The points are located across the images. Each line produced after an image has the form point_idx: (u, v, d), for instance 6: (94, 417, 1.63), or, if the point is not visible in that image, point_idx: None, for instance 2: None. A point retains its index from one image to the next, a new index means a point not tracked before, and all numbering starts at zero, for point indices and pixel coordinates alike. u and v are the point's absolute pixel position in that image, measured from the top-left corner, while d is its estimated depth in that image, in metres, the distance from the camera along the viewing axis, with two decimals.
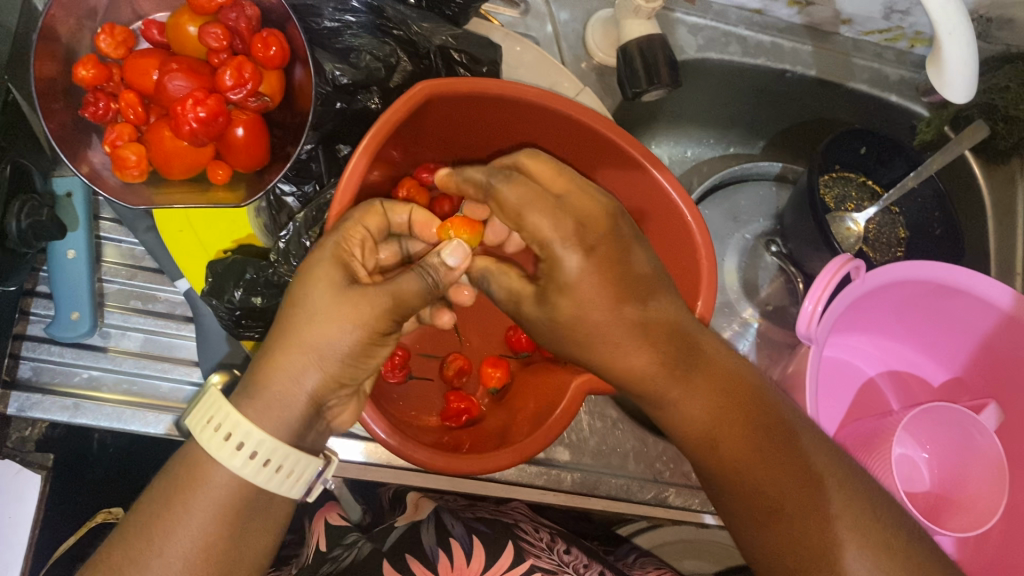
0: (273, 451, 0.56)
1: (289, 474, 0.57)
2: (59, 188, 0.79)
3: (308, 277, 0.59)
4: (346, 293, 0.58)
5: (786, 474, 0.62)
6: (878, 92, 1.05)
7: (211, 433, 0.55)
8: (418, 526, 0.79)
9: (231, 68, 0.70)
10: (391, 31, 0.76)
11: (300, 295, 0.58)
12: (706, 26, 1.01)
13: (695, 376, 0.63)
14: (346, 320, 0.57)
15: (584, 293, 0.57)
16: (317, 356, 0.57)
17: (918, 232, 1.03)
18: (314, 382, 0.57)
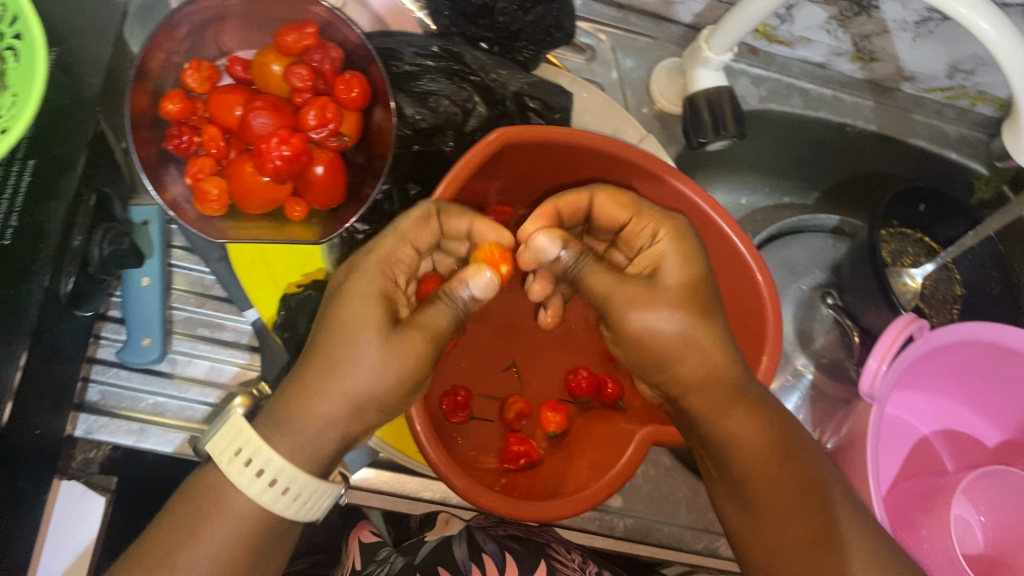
0: (301, 486, 0.57)
1: (312, 503, 0.59)
2: (137, 216, 0.80)
3: (342, 309, 0.59)
4: (386, 339, 0.58)
5: (817, 522, 0.60)
6: (938, 149, 1.05)
7: (237, 464, 0.56)
8: (449, 542, 0.82)
9: (316, 108, 0.72)
10: (469, 76, 0.77)
11: (339, 329, 0.58)
12: (769, 78, 1.02)
13: (745, 409, 0.65)
14: (375, 365, 0.57)
15: (663, 285, 0.64)
16: (344, 397, 0.58)
17: (974, 290, 1.04)
18: (343, 409, 0.58)
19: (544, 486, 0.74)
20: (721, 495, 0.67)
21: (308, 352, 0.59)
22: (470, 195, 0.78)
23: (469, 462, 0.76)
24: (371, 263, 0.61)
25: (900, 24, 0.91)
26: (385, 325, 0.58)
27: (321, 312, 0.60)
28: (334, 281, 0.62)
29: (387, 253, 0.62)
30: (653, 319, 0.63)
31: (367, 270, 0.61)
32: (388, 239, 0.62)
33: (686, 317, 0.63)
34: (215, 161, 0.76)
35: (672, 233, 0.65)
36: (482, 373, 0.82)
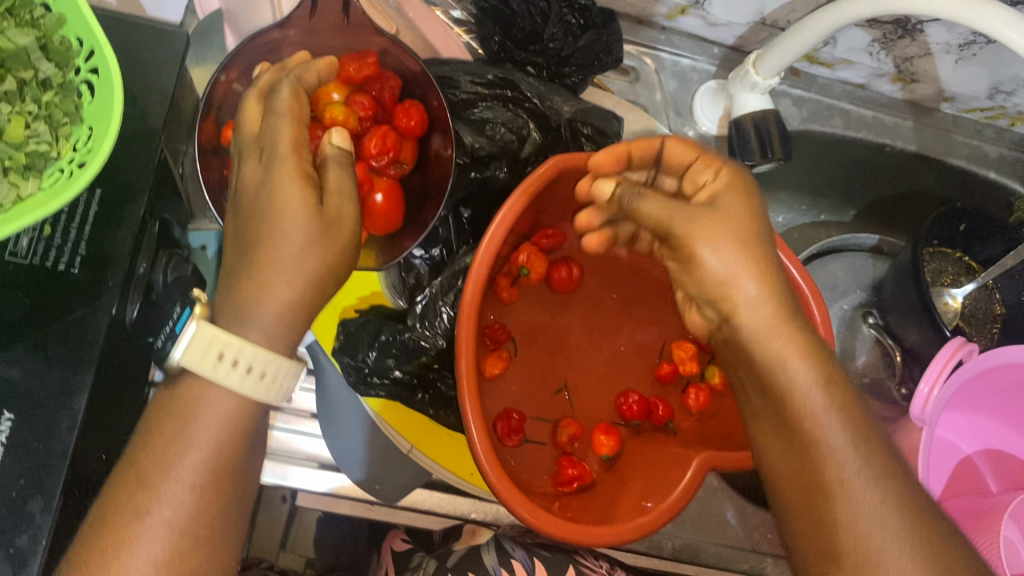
0: (269, 366, 0.56)
1: (279, 384, 0.57)
2: (195, 241, 0.82)
3: (263, 198, 0.58)
4: (298, 203, 0.57)
5: (852, 474, 0.52)
6: (977, 168, 1.06)
7: (211, 360, 0.54)
8: (478, 550, 0.83)
9: (377, 137, 0.73)
10: (524, 103, 0.78)
11: (263, 207, 0.57)
12: (810, 99, 1.03)
13: (790, 335, 0.54)
14: (289, 213, 0.57)
15: (704, 226, 0.56)
16: (301, 277, 0.57)
17: (1015, 310, 1.04)
18: (290, 278, 0.57)
19: (596, 510, 0.74)
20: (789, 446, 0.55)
21: (243, 248, 0.58)
22: (524, 221, 0.79)
23: (525, 486, 0.76)
24: (267, 143, 0.59)
25: (944, 47, 0.91)
26: (299, 186, 0.57)
27: (239, 209, 0.60)
28: (241, 178, 0.60)
29: (291, 135, 0.59)
30: (722, 263, 0.56)
31: (282, 157, 0.58)
32: (276, 115, 0.60)
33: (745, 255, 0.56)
34: None
35: (733, 185, 0.59)
36: (535, 397, 0.83)
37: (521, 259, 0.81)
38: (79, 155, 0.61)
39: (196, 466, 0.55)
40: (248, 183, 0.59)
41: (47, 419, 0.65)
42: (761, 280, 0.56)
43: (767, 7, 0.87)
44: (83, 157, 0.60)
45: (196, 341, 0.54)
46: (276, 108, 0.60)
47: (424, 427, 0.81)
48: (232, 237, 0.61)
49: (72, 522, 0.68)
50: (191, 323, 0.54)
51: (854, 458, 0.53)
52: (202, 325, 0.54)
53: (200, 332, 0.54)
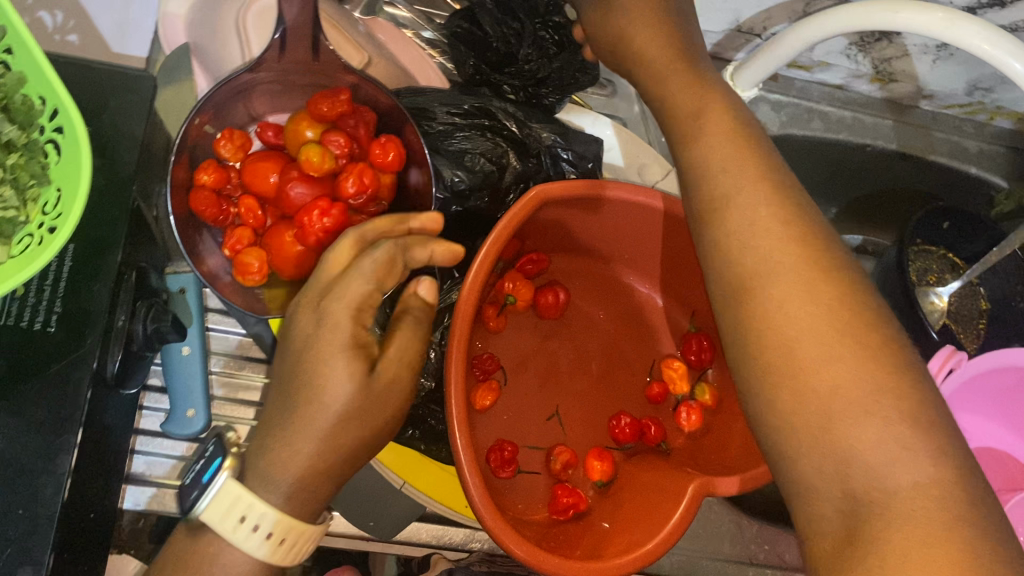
0: (288, 531, 0.55)
1: (296, 549, 0.56)
2: (172, 285, 0.80)
3: (314, 356, 0.56)
4: (348, 373, 0.55)
5: (835, 358, 0.44)
6: (958, 164, 1.05)
7: (233, 521, 0.53)
8: None
9: (353, 175, 0.72)
10: (502, 131, 0.77)
11: (308, 361, 0.56)
12: (789, 103, 1.02)
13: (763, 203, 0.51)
14: (337, 378, 0.55)
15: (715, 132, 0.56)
16: (333, 444, 0.56)
17: (1000, 305, 1.04)
18: (319, 443, 0.55)
19: (592, 540, 0.73)
20: (740, 355, 0.49)
21: (281, 394, 0.57)
22: (508, 250, 0.78)
23: (519, 516, 0.76)
24: (333, 292, 0.57)
25: (921, 48, 0.91)
26: (352, 358, 0.56)
27: (289, 346, 0.58)
28: (296, 313, 0.59)
29: (359, 297, 0.57)
30: (716, 154, 0.55)
31: (341, 322, 0.56)
32: (350, 273, 0.57)
33: (753, 172, 0.53)
34: (253, 231, 0.76)
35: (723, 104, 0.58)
36: (526, 423, 0.82)
37: (507, 287, 0.80)
38: (49, 218, 0.59)
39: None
40: (300, 332, 0.57)
41: (32, 485, 0.63)
42: (753, 183, 0.52)
43: (743, 15, 0.86)
44: (52, 221, 0.59)
45: (219, 497, 0.53)
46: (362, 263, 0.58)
47: (415, 462, 0.81)
48: (278, 373, 0.59)
49: None
50: (219, 477, 0.53)
51: (796, 320, 0.46)
52: (226, 484, 0.53)
53: (226, 489, 0.53)
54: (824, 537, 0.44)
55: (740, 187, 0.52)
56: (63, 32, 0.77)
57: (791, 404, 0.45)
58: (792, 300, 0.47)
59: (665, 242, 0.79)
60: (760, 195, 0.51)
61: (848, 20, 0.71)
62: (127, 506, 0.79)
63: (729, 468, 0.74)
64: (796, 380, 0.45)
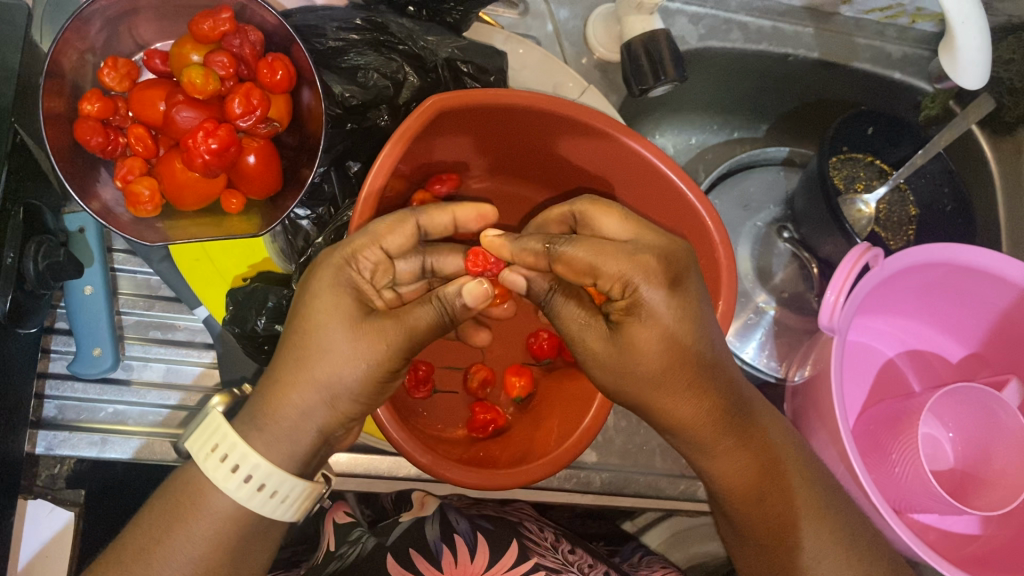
0: (266, 475, 0.57)
1: (283, 500, 0.58)
2: (71, 225, 0.78)
3: (323, 311, 0.57)
4: (358, 329, 0.57)
5: (828, 554, 0.63)
6: (882, 70, 1.04)
7: (212, 457, 0.57)
8: (422, 520, 0.80)
9: (240, 96, 0.69)
10: (397, 46, 0.75)
11: (317, 323, 0.57)
12: (706, 15, 1.00)
13: (745, 432, 0.64)
14: (349, 355, 0.57)
15: (651, 330, 0.57)
16: (326, 405, 0.57)
17: (928, 210, 1.03)
18: (320, 411, 0.57)
19: (513, 450, 0.74)
20: (744, 539, 0.66)
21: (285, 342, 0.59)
22: (412, 165, 0.77)
23: (437, 435, 0.76)
24: (338, 256, 0.60)
25: None
26: (357, 320, 0.57)
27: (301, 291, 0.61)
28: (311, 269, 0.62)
29: (355, 247, 0.60)
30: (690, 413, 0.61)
31: (337, 282, 0.59)
32: (363, 239, 0.60)
33: (684, 381, 0.59)
34: (144, 161, 0.74)
35: (654, 277, 0.57)
36: (443, 344, 0.81)
37: (414, 208, 0.79)
38: None
39: (200, 552, 0.57)
40: (315, 283, 0.59)
41: None
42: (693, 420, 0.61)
43: None
44: None
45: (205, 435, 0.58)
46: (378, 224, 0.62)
47: None
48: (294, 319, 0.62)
49: None
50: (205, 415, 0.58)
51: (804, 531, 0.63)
52: (233, 424, 0.58)
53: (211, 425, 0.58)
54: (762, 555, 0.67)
55: (681, 415, 0.61)
56: None
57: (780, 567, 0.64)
58: (794, 507, 0.64)
59: (588, 158, 0.77)
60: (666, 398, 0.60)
61: None
62: (37, 450, 0.77)
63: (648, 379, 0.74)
64: (781, 552, 0.64)
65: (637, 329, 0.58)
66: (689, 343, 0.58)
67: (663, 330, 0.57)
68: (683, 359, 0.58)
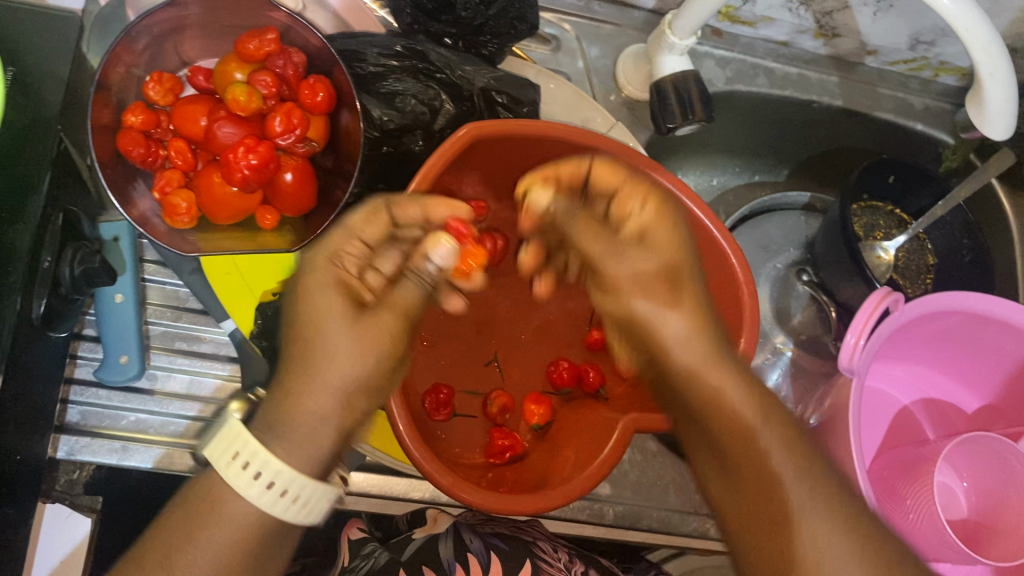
0: (292, 481, 0.51)
1: (306, 508, 0.52)
2: (107, 233, 0.80)
3: (322, 312, 0.55)
4: (356, 327, 0.55)
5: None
6: (904, 121, 1.06)
7: (231, 464, 0.50)
8: (435, 540, 0.80)
9: (281, 114, 0.72)
10: (435, 74, 0.77)
11: (318, 324, 0.55)
12: (734, 59, 1.02)
13: (733, 363, 0.58)
14: (354, 355, 0.55)
15: (647, 256, 0.60)
16: (338, 400, 0.55)
17: (947, 260, 1.04)
18: (335, 412, 0.54)
19: (529, 477, 0.74)
20: (739, 454, 0.55)
21: (284, 355, 0.56)
22: (443, 192, 0.78)
23: (454, 459, 0.76)
24: (319, 257, 0.58)
25: None
26: (353, 316, 0.56)
27: (287, 306, 0.59)
28: (295, 280, 0.59)
29: (339, 244, 0.59)
30: (678, 328, 0.58)
31: (325, 269, 0.57)
32: (344, 232, 0.59)
33: (665, 292, 0.59)
34: (183, 173, 0.76)
35: (667, 227, 0.60)
36: (463, 368, 0.82)
37: None
38: None
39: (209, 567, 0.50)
40: (303, 286, 0.57)
41: None
42: (688, 333, 0.58)
43: None
44: None
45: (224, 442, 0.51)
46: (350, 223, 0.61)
47: None
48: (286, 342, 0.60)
49: None
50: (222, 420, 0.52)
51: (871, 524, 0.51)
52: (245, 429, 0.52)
53: (230, 430, 0.51)
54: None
55: (664, 325, 0.58)
56: None
57: (764, 488, 0.53)
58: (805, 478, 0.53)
59: None
60: (654, 298, 0.59)
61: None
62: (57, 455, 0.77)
63: None
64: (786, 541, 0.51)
65: (637, 244, 0.61)
66: (675, 275, 0.59)
67: (658, 257, 0.60)
68: (675, 289, 0.59)
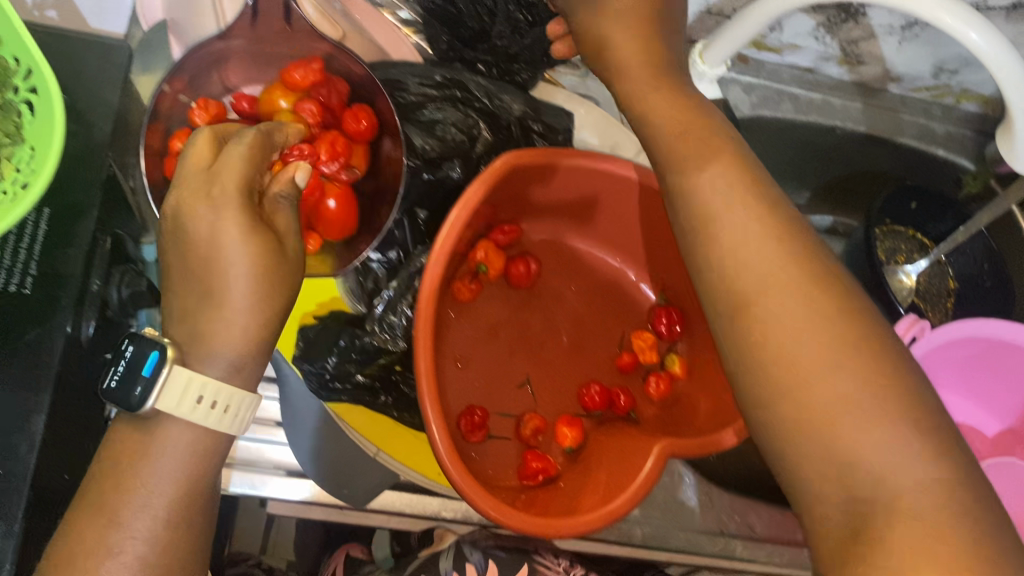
0: (231, 398, 0.58)
1: (239, 415, 0.59)
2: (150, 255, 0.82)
3: (232, 254, 0.59)
4: (261, 267, 0.60)
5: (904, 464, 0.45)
6: (926, 146, 1.08)
7: (175, 397, 0.56)
8: (436, 556, 0.83)
9: (326, 143, 0.74)
10: (473, 102, 0.79)
11: (214, 249, 0.58)
12: (760, 85, 1.04)
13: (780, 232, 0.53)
14: (250, 279, 0.59)
15: (672, 126, 0.60)
16: (246, 317, 0.60)
17: (967, 284, 1.06)
18: (238, 329, 0.60)
19: (561, 500, 0.75)
20: (747, 354, 0.51)
21: (183, 278, 0.60)
22: (479, 217, 0.79)
23: (488, 482, 0.77)
24: (215, 179, 0.58)
25: (886, 29, 0.93)
26: (253, 249, 0.59)
27: (185, 237, 0.59)
28: (193, 210, 0.58)
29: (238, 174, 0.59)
30: (702, 181, 0.56)
31: (222, 197, 0.58)
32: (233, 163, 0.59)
33: (693, 144, 0.58)
34: None
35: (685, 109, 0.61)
36: (497, 390, 0.82)
37: (478, 256, 0.81)
38: (21, 178, 0.61)
39: (166, 487, 0.57)
40: (189, 215, 0.58)
41: (6, 441, 0.64)
42: (746, 220, 0.54)
43: None
44: (25, 179, 0.60)
45: (172, 385, 0.56)
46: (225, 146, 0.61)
47: (390, 430, 0.80)
48: (171, 268, 0.61)
49: (38, 544, 0.68)
50: (166, 368, 0.55)
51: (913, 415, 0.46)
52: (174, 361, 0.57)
53: (175, 374, 0.56)
54: (829, 536, 0.48)
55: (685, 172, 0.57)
56: (42, 8, 0.80)
57: (785, 377, 0.49)
58: (825, 369, 0.48)
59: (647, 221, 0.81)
60: (696, 166, 0.57)
61: (745, 30, 0.81)
62: None
63: (700, 430, 0.76)
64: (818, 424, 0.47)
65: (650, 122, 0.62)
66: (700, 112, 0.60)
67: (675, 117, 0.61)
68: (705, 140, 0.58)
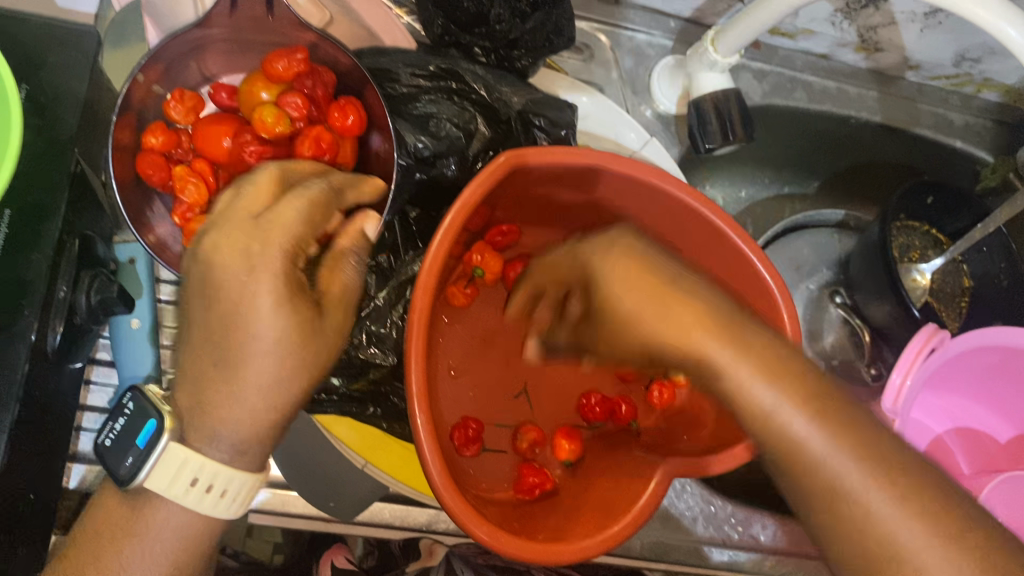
0: (228, 483, 0.53)
1: (245, 500, 0.55)
2: (122, 255, 0.77)
3: (265, 327, 0.50)
4: (298, 338, 0.52)
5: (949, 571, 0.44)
6: (944, 138, 1.02)
7: (168, 478, 0.53)
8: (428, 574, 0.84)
9: (309, 138, 0.68)
10: (470, 95, 0.74)
11: (247, 315, 0.50)
12: (772, 72, 0.98)
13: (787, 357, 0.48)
14: (292, 353, 0.52)
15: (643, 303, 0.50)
16: (269, 383, 0.52)
17: (983, 283, 1.01)
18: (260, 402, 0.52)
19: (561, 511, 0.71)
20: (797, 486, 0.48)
21: (196, 350, 0.52)
22: (477, 218, 0.75)
23: (481, 494, 0.73)
24: (264, 228, 0.51)
25: (908, 15, 0.87)
26: (302, 320, 0.51)
27: (213, 293, 0.51)
28: (227, 262, 0.50)
29: (296, 235, 0.52)
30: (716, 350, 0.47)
31: (266, 252, 0.50)
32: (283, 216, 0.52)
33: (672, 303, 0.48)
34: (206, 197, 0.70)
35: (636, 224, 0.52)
36: (493, 403, 0.79)
37: (473, 258, 0.78)
38: None
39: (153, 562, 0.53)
40: (219, 273, 0.50)
41: None
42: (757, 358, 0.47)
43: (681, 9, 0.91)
44: None
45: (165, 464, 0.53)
46: (251, 194, 0.53)
47: (374, 439, 0.78)
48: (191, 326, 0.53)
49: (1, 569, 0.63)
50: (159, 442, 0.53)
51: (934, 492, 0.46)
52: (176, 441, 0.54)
53: (169, 451, 0.53)
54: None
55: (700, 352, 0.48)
56: None
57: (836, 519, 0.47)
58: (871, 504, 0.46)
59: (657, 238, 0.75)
60: (707, 339, 0.47)
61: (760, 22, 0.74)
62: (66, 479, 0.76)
63: (701, 446, 0.71)
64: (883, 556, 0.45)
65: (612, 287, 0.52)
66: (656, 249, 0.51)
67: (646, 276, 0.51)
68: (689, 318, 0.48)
